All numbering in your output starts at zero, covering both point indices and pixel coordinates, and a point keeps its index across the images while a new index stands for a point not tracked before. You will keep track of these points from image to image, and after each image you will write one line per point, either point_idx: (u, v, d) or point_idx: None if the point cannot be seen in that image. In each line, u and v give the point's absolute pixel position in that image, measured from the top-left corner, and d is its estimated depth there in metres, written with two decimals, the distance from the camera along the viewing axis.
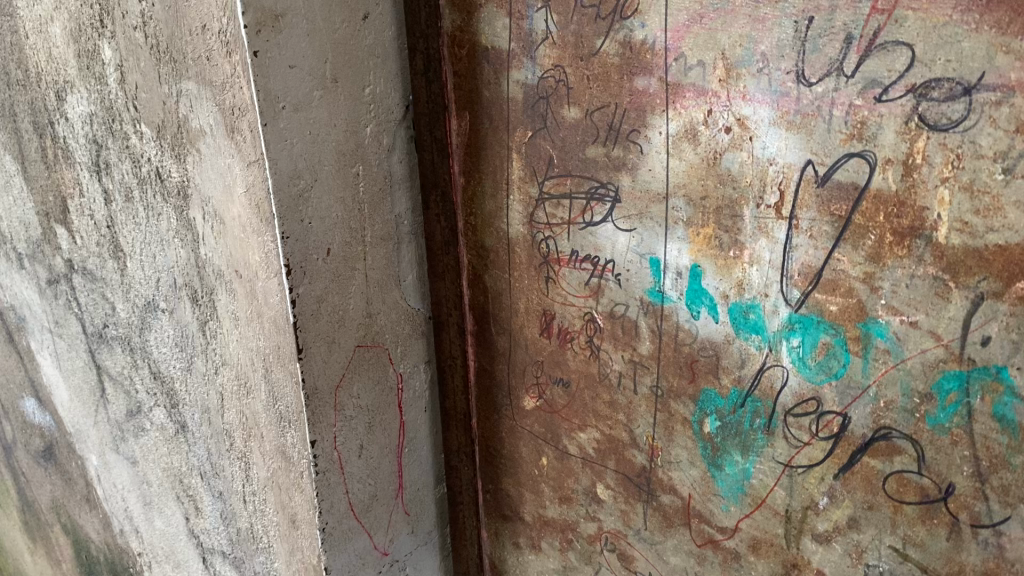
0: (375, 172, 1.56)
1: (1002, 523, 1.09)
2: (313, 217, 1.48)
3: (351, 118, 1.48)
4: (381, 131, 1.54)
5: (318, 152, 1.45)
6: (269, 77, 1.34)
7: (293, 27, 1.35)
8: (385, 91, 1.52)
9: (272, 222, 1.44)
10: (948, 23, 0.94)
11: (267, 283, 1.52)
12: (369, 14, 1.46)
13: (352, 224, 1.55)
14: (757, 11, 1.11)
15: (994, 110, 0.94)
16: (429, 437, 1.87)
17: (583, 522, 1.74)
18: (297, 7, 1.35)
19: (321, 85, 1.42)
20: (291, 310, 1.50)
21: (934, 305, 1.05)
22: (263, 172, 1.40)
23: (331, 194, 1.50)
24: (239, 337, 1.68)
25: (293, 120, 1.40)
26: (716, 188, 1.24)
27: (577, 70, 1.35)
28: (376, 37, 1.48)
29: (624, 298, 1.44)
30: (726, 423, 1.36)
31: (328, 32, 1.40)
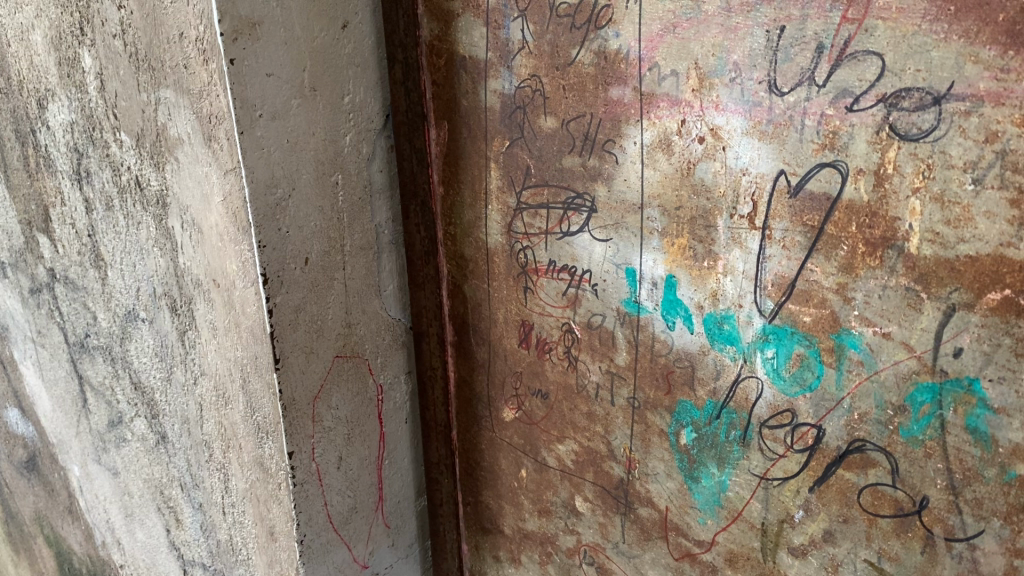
0: (355, 180, 1.55)
1: (975, 536, 1.07)
2: (291, 225, 1.47)
3: (329, 127, 1.47)
4: (361, 139, 1.53)
5: (297, 161, 1.44)
6: (246, 85, 1.33)
7: (270, 35, 1.34)
8: (364, 100, 1.52)
9: (248, 231, 1.42)
10: (917, 32, 0.94)
11: (245, 292, 1.50)
12: (348, 23, 1.45)
13: (330, 234, 1.54)
14: (729, 21, 1.10)
15: (964, 120, 0.93)
16: (409, 449, 1.86)
17: (562, 536, 1.72)
18: (274, 16, 1.34)
19: (299, 93, 1.41)
20: (268, 318, 1.48)
21: (906, 315, 1.05)
22: (239, 180, 1.39)
23: (309, 204, 1.48)
24: (217, 347, 1.67)
25: (271, 129, 1.39)
26: (690, 198, 1.23)
27: (553, 80, 1.34)
28: (355, 46, 1.47)
29: (601, 308, 1.43)
30: (702, 435, 1.35)
31: (307, 41, 1.39)
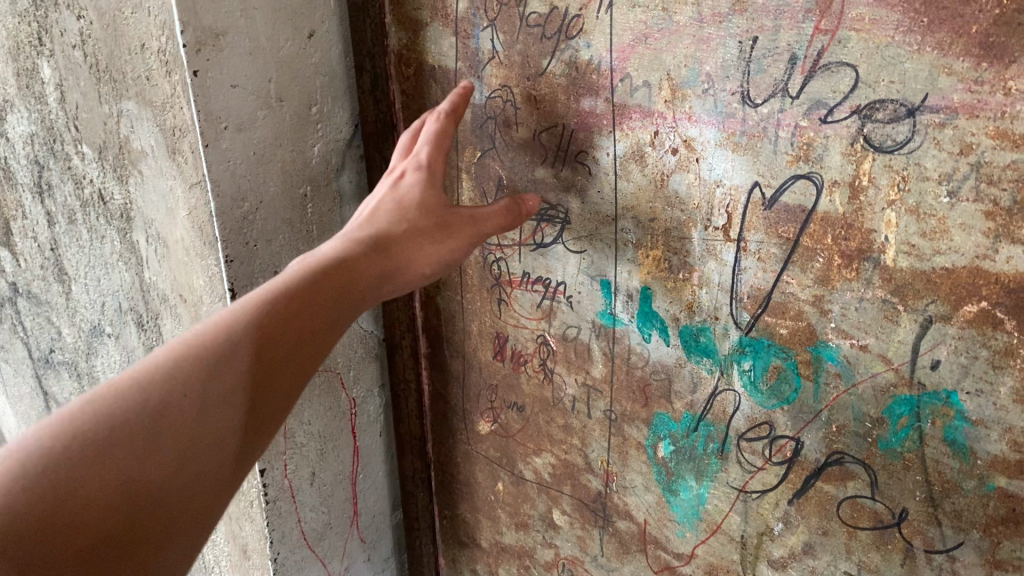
0: (324, 193, 1.53)
1: (955, 548, 1.07)
2: (259, 239, 1.44)
3: (297, 138, 1.44)
4: (329, 150, 1.51)
5: (264, 173, 1.41)
6: (210, 97, 1.29)
7: (235, 46, 1.30)
8: (332, 110, 1.49)
9: (215, 245, 1.40)
10: (891, 44, 0.92)
11: (212, 307, 1.50)
12: (315, 32, 1.41)
13: (298, 246, 1.52)
14: (701, 31, 1.08)
15: (938, 132, 0.92)
16: (382, 463, 1.87)
17: (541, 549, 1.71)
18: (239, 26, 1.29)
19: (265, 105, 1.37)
20: None
21: (883, 327, 1.04)
22: (206, 194, 1.37)
23: (277, 217, 1.46)
24: None
25: (237, 140, 1.35)
26: (664, 211, 1.21)
27: (524, 90, 1.31)
28: (323, 56, 1.44)
29: (576, 320, 1.41)
30: (680, 448, 1.35)
31: (272, 51, 1.35)
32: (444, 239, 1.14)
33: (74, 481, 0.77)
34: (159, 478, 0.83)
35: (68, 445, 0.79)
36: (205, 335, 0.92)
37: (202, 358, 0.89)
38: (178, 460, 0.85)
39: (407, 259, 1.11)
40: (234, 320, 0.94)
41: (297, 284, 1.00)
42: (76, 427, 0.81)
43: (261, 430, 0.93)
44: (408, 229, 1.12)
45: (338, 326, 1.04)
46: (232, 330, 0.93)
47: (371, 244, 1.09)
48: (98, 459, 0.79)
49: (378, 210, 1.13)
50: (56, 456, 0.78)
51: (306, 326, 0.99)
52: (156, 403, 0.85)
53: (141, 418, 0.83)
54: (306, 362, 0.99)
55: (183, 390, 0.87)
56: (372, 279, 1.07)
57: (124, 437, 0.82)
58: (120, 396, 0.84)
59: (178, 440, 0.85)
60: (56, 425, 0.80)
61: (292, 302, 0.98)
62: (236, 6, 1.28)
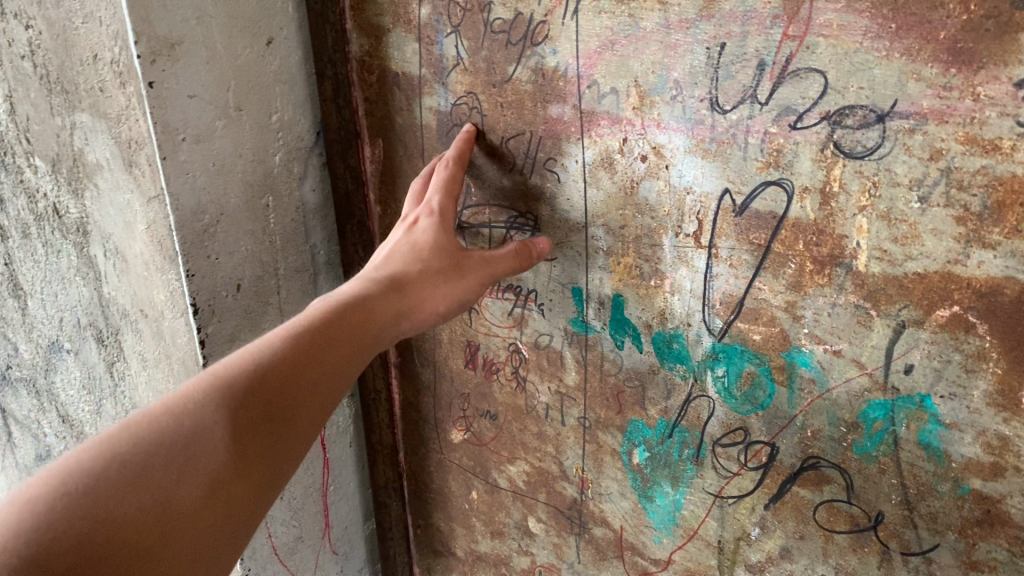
0: (286, 203, 1.50)
1: (931, 550, 1.07)
2: (220, 252, 1.41)
3: (258, 148, 1.41)
4: (291, 158, 1.48)
5: (224, 184, 1.37)
6: (167, 108, 1.25)
7: (191, 55, 1.25)
8: (292, 118, 1.45)
9: (176, 260, 1.37)
10: (859, 50, 0.92)
11: (174, 322, 1.47)
12: (273, 39, 1.37)
13: (261, 258, 1.49)
14: (668, 37, 1.06)
15: (908, 138, 0.91)
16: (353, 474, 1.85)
17: (517, 557, 1.71)
18: (195, 34, 1.25)
19: (224, 114, 1.33)
20: (199, 350, 1.44)
21: (857, 333, 1.03)
22: (164, 208, 1.32)
23: (238, 229, 1.42)
24: (148, 380, 1.62)
25: (195, 152, 1.31)
26: (634, 217, 1.20)
27: (489, 97, 1.28)
28: (281, 63, 1.40)
29: (548, 328, 1.40)
30: (655, 454, 1.34)
31: (230, 59, 1.31)
32: (457, 279, 1.19)
33: (113, 504, 0.78)
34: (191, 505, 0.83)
35: (106, 468, 0.79)
36: (234, 367, 0.94)
37: (234, 385, 0.91)
38: (211, 488, 0.85)
39: (422, 299, 1.15)
40: (260, 353, 0.96)
41: (319, 321, 1.03)
42: (114, 451, 0.81)
43: (285, 462, 0.94)
44: (424, 269, 1.17)
45: (356, 362, 1.06)
46: (259, 362, 0.95)
47: (389, 285, 1.13)
48: (135, 478, 0.80)
49: (395, 251, 1.18)
50: (95, 477, 0.78)
51: (327, 361, 1.01)
52: (190, 432, 0.85)
53: (176, 441, 0.84)
54: (325, 397, 1.00)
55: (215, 419, 0.88)
56: (390, 318, 1.11)
57: (159, 463, 0.82)
58: (154, 424, 0.85)
59: (210, 469, 0.85)
60: (93, 448, 0.81)
61: (314, 338, 1.01)
62: (192, 15, 1.24)
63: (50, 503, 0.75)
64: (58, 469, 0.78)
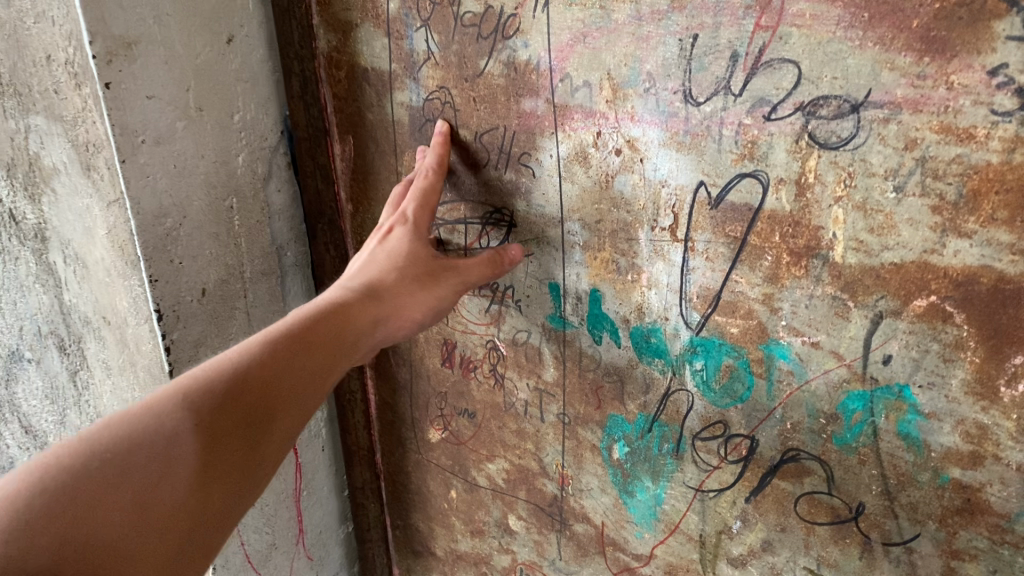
0: (251, 204, 1.47)
1: (912, 540, 1.08)
2: (184, 256, 1.38)
3: (220, 149, 1.38)
4: (255, 159, 1.45)
5: (186, 187, 1.34)
6: (125, 110, 1.21)
7: (149, 55, 1.22)
8: (256, 117, 1.43)
9: (139, 265, 1.34)
10: (832, 39, 0.91)
11: (138, 328, 1.43)
12: (234, 37, 1.34)
13: (227, 261, 1.46)
14: (640, 30, 1.05)
15: (883, 128, 0.91)
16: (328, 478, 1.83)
17: (497, 555, 1.70)
18: (152, 34, 1.21)
19: (184, 115, 1.30)
20: (166, 356, 1.42)
21: (834, 324, 1.03)
22: (124, 212, 1.30)
23: (203, 232, 1.40)
24: (113, 388, 1.60)
25: (155, 154, 1.28)
26: (610, 212, 1.19)
27: (461, 92, 1.26)
28: (243, 61, 1.37)
29: (525, 325, 1.38)
30: (635, 449, 1.33)
31: (189, 58, 1.28)
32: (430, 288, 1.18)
33: (92, 501, 0.76)
34: (170, 506, 0.81)
35: (85, 466, 0.77)
36: (212, 372, 0.92)
37: (213, 390, 0.90)
38: (190, 489, 0.83)
39: (395, 308, 1.14)
40: (238, 359, 0.95)
41: (296, 326, 1.03)
42: (94, 448, 0.79)
43: (259, 472, 0.92)
44: (400, 275, 1.16)
45: (331, 372, 1.04)
46: (237, 368, 0.94)
47: (364, 293, 1.12)
48: (112, 479, 0.78)
49: (372, 259, 1.17)
50: (72, 474, 0.76)
51: (303, 370, 1.00)
52: (170, 432, 0.84)
53: (154, 443, 0.82)
54: (300, 407, 0.99)
55: (196, 419, 0.86)
56: (365, 326, 1.10)
57: (140, 462, 0.80)
58: (132, 422, 0.83)
59: (190, 470, 0.84)
60: (69, 447, 0.78)
61: (291, 346, 1.00)
62: (149, 13, 1.20)
63: (29, 500, 0.73)
64: (36, 467, 0.76)
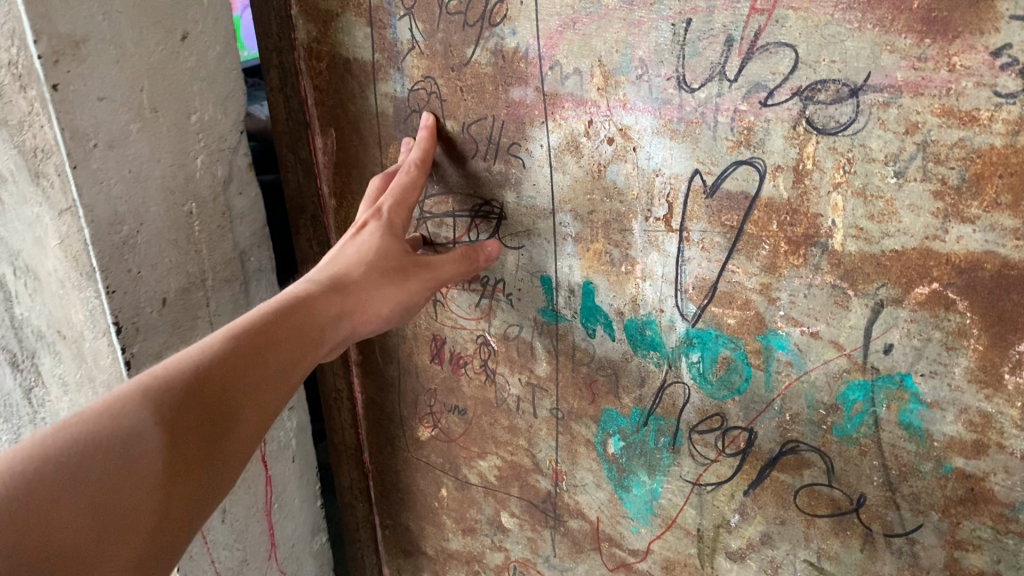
0: (211, 208, 1.42)
1: (914, 531, 1.06)
2: (142, 264, 1.33)
3: (178, 151, 1.32)
4: (214, 160, 1.40)
5: (142, 192, 1.29)
6: (74, 113, 1.16)
7: (99, 54, 1.16)
8: (214, 117, 1.37)
9: (94, 276, 1.28)
10: (830, 22, 0.88)
11: (96, 342, 1.39)
12: (188, 33, 1.28)
13: (187, 269, 1.41)
14: (631, 15, 1.02)
15: (883, 112, 0.89)
16: (299, 489, 1.79)
17: (490, 553, 1.67)
18: (102, 32, 1.16)
19: (139, 117, 1.24)
20: (127, 370, 1.37)
21: (834, 313, 1.01)
22: (76, 222, 1.25)
23: (160, 238, 1.34)
24: (69, 403, 1.58)
25: (108, 159, 1.22)
26: (602, 202, 1.16)
27: (448, 81, 1.23)
28: (199, 59, 1.31)
29: (517, 319, 1.36)
30: (630, 443, 1.31)
31: (142, 57, 1.22)
32: (401, 282, 1.14)
33: (48, 505, 0.72)
34: (131, 508, 0.78)
35: (40, 467, 0.73)
36: (173, 369, 0.88)
37: (174, 388, 0.86)
38: (151, 491, 0.80)
39: (367, 303, 1.10)
40: (200, 356, 0.91)
41: (259, 322, 0.99)
42: (48, 450, 0.75)
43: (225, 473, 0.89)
44: (369, 269, 1.12)
45: (298, 369, 1.01)
46: (199, 365, 0.90)
47: (331, 288, 1.08)
48: (68, 482, 0.74)
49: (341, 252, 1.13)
50: (26, 477, 0.72)
51: (267, 368, 0.96)
52: (128, 431, 0.80)
53: (113, 444, 0.78)
54: (266, 405, 0.95)
55: (156, 418, 0.83)
56: (332, 322, 1.07)
57: (97, 463, 0.77)
58: (87, 423, 0.79)
59: (151, 470, 0.80)
60: (23, 448, 0.74)
61: (254, 343, 0.96)
62: (97, 9, 1.14)
63: None
64: None
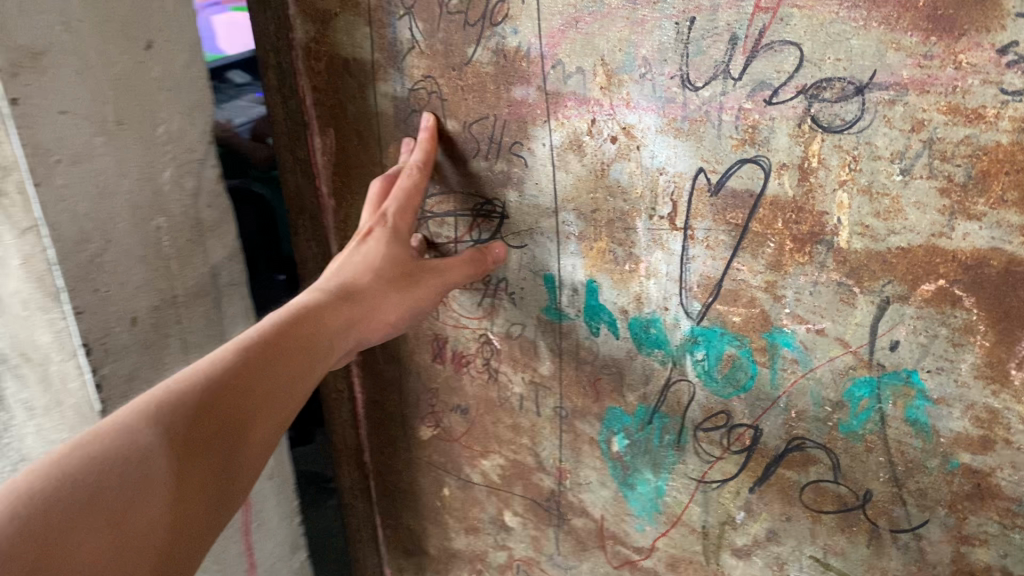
0: (179, 220, 1.34)
1: (920, 526, 1.07)
2: (110, 285, 1.25)
3: (145, 164, 1.25)
4: (183, 172, 1.32)
5: (109, 209, 1.21)
6: (37, 127, 1.07)
7: (59, 64, 1.08)
8: (182, 128, 1.29)
9: (60, 299, 1.20)
10: (835, 20, 0.88)
11: (62, 366, 1.29)
12: (153, 42, 1.20)
13: (157, 286, 1.34)
14: (635, 13, 1.01)
15: (888, 110, 0.89)
16: (278, 513, 1.68)
17: (493, 552, 1.68)
18: (64, 41, 1.08)
19: (103, 129, 1.17)
20: (97, 396, 1.30)
21: (840, 310, 1.01)
22: (41, 241, 1.15)
23: (129, 257, 1.27)
24: (35, 430, 1.43)
25: (72, 175, 1.14)
26: (606, 201, 1.16)
27: (449, 80, 1.23)
28: (165, 68, 1.23)
29: (520, 317, 1.36)
30: (635, 441, 1.31)
31: (105, 66, 1.14)
32: (405, 289, 1.15)
33: (70, 524, 0.71)
34: (153, 522, 0.77)
35: (58, 488, 0.72)
36: (182, 385, 0.88)
37: (184, 404, 0.86)
38: (171, 505, 0.79)
39: (372, 311, 1.10)
40: (207, 371, 0.91)
41: (264, 334, 0.99)
42: (63, 472, 0.74)
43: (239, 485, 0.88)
44: (375, 276, 1.12)
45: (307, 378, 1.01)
46: (207, 379, 0.90)
47: (335, 297, 1.08)
48: (88, 501, 0.73)
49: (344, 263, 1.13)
50: (46, 499, 0.71)
51: (275, 378, 0.96)
52: (143, 448, 0.80)
53: (129, 461, 0.78)
54: (275, 415, 0.95)
55: (169, 434, 0.82)
56: (338, 330, 1.06)
57: (115, 480, 0.76)
58: (100, 442, 0.78)
59: (168, 485, 0.79)
60: (40, 471, 0.73)
61: (261, 354, 0.96)
62: (55, 19, 1.06)
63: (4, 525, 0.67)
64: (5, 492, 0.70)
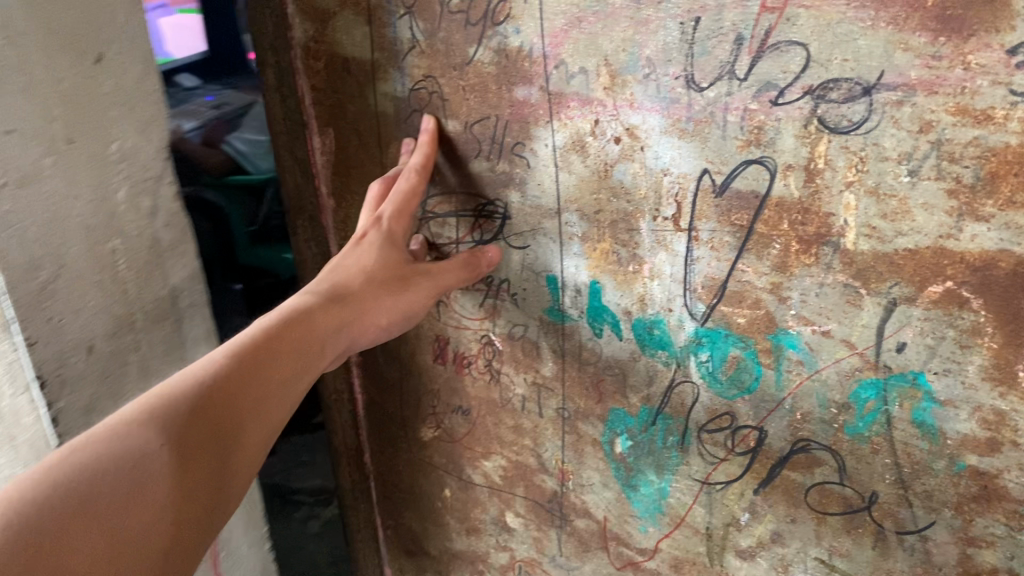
0: (135, 242, 1.32)
1: (927, 528, 1.07)
2: (65, 310, 1.22)
3: (97, 186, 1.22)
4: (137, 193, 1.30)
5: (62, 233, 1.18)
6: None
7: (4, 84, 1.05)
8: (135, 146, 1.27)
9: (9, 328, 1.16)
10: (843, 20, 0.87)
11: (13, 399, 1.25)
12: (103, 55, 1.18)
13: (114, 309, 1.31)
14: (639, 13, 1.00)
15: (896, 111, 0.88)
16: (247, 531, 1.69)
17: (494, 553, 1.67)
18: (5, 59, 1.05)
19: (52, 150, 1.14)
20: (53, 428, 1.26)
21: (846, 312, 1.01)
22: None
23: (83, 282, 1.24)
24: None
25: (20, 198, 1.11)
26: (609, 202, 1.15)
27: (450, 80, 1.22)
28: (115, 83, 1.21)
29: (522, 318, 1.35)
30: (638, 443, 1.31)
31: (51, 84, 1.12)
32: (400, 291, 1.14)
33: (62, 530, 0.70)
34: (149, 525, 0.76)
35: (51, 494, 0.72)
36: (176, 389, 0.87)
37: (179, 408, 0.85)
38: (164, 511, 0.78)
39: (365, 314, 1.10)
40: (201, 374, 0.90)
41: (258, 337, 0.98)
42: (56, 478, 0.73)
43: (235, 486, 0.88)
44: (366, 280, 1.11)
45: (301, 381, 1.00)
46: (202, 382, 0.89)
47: (329, 300, 1.08)
48: (81, 506, 0.73)
49: (337, 266, 1.12)
50: (40, 506, 0.71)
51: (270, 381, 0.96)
52: (138, 451, 0.79)
53: (123, 466, 0.77)
54: (269, 418, 0.94)
55: (165, 438, 0.82)
56: (332, 332, 1.06)
57: (106, 486, 0.75)
58: (94, 448, 0.78)
59: (165, 488, 0.79)
60: (33, 478, 0.73)
61: (255, 356, 0.95)
62: None
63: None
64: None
